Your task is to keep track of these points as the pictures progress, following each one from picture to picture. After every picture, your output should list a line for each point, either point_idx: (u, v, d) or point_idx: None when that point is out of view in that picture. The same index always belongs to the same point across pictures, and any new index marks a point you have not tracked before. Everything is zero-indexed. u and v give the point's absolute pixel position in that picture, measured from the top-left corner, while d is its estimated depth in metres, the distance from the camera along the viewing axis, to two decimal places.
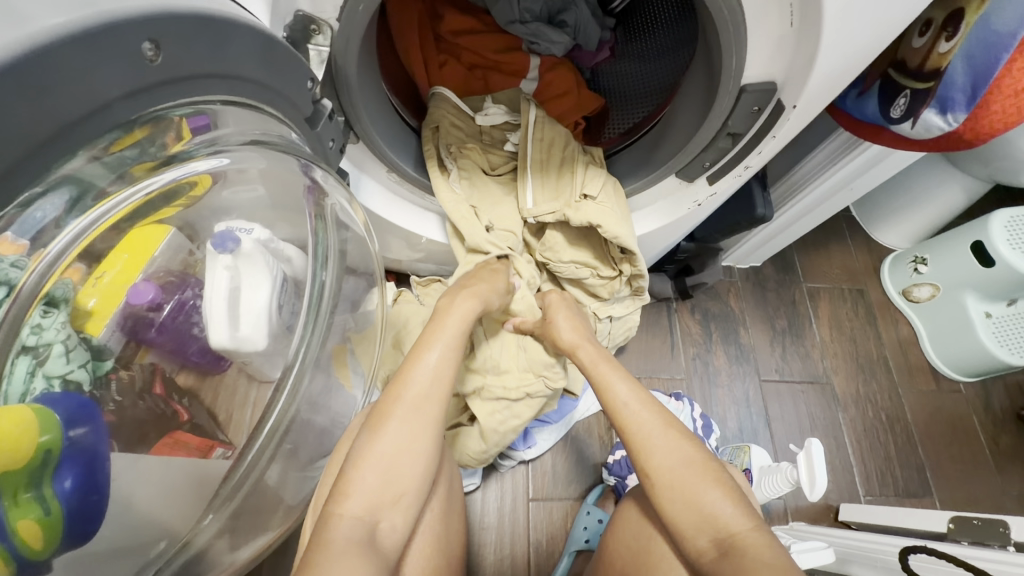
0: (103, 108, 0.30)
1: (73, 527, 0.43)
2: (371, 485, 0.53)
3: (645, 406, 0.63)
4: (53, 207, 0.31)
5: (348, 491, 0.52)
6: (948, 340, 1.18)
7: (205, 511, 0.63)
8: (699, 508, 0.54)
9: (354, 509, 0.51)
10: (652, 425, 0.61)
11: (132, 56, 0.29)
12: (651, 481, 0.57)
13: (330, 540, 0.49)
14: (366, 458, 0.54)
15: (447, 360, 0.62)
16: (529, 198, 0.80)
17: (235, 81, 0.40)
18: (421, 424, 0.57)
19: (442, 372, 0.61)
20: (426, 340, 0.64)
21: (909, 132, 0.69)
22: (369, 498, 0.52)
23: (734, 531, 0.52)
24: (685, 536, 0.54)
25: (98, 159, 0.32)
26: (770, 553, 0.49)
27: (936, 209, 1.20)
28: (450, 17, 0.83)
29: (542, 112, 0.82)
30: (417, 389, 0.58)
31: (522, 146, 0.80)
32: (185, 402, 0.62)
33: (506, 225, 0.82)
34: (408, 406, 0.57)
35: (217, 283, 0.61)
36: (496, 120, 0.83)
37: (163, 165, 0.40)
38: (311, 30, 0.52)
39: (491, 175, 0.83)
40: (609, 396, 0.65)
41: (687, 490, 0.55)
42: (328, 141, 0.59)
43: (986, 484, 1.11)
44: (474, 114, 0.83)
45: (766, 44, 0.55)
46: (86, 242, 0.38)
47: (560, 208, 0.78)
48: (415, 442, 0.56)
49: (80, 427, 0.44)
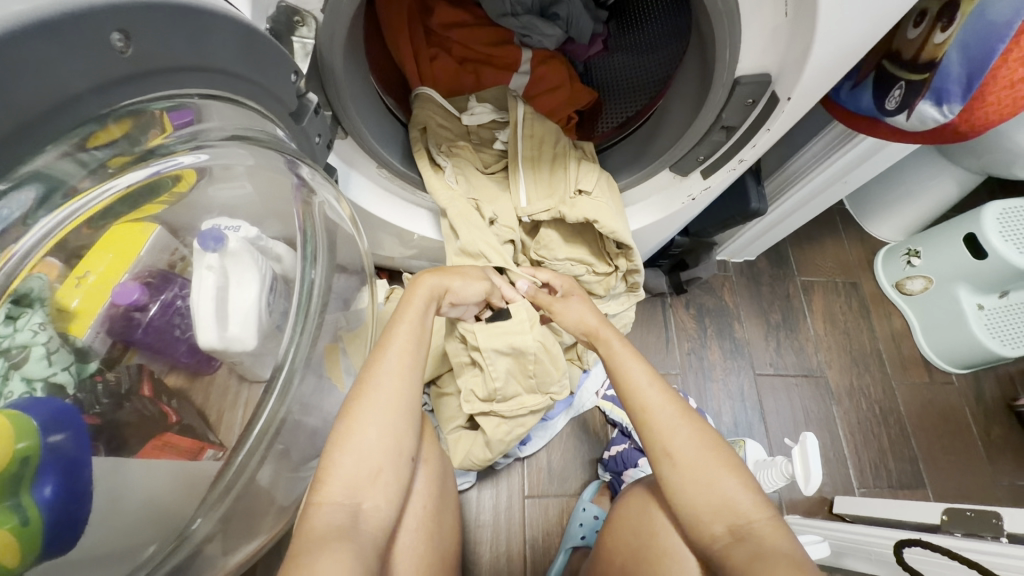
0: (74, 100, 0.28)
1: (55, 534, 0.42)
2: (348, 468, 0.52)
3: (664, 390, 0.61)
4: (20, 204, 0.30)
5: (333, 468, 0.52)
6: (941, 332, 1.18)
7: (195, 513, 0.60)
8: (718, 495, 0.54)
9: (337, 485, 0.51)
10: (670, 412, 0.59)
11: (100, 48, 0.28)
12: (673, 460, 0.56)
13: (316, 526, 0.48)
14: (352, 442, 0.53)
15: (411, 338, 0.60)
16: (523, 196, 0.78)
17: (215, 75, 0.38)
18: (395, 398, 0.56)
19: (405, 349, 0.59)
20: (394, 320, 0.62)
21: (904, 124, 0.68)
22: (348, 480, 0.51)
23: (753, 519, 0.52)
24: (700, 522, 0.54)
25: (72, 154, 0.31)
26: (786, 541, 0.50)
27: (929, 202, 1.20)
28: (440, 10, 0.81)
29: (530, 108, 0.80)
30: (390, 364, 0.58)
31: (511, 143, 0.78)
32: (174, 404, 0.61)
33: (508, 221, 0.79)
34: (387, 395, 0.56)
35: (204, 284, 0.61)
36: (483, 119, 0.80)
37: (141, 160, 0.39)
38: (296, 22, 0.51)
39: (484, 174, 0.81)
40: (623, 375, 0.63)
41: (705, 477, 0.55)
42: (315, 136, 0.57)
43: (978, 474, 1.12)
44: (460, 113, 0.81)
45: (761, 35, 0.54)
46: (58, 239, 0.37)
47: (554, 205, 0.77)
48: (389, 423, 0.55)
49: (59, 432, 0.43)
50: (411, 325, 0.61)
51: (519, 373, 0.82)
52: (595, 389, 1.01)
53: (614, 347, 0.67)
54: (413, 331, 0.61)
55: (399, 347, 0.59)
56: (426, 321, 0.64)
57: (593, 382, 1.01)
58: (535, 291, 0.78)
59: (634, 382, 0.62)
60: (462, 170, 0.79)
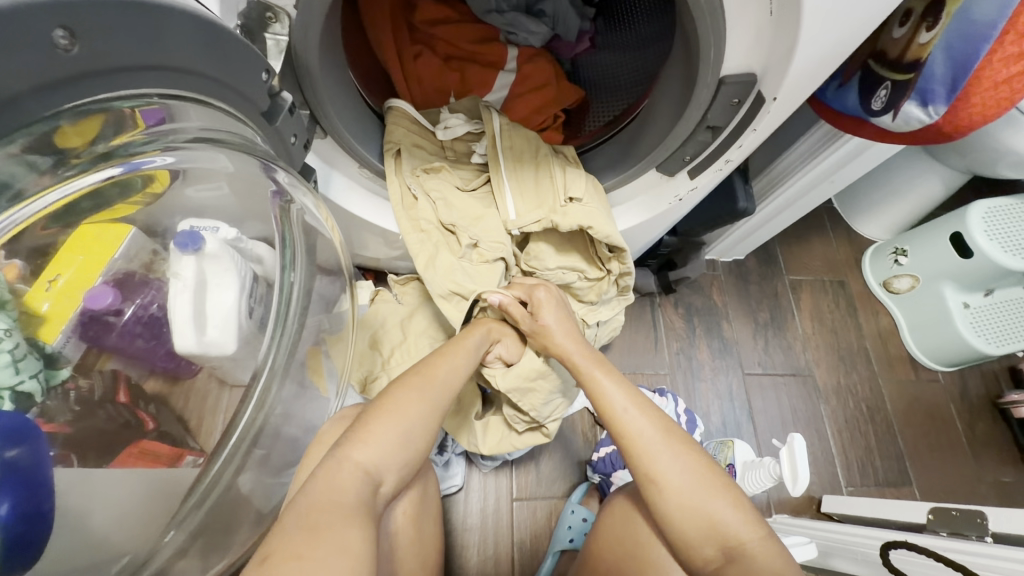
0: (14, 101, 0.27)
1: (15, 546, 0.41)
2: (388, 440, 0.54)
3: (644, 412, 0.60)
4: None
5: (365, 437, 0.53)
6: (927, 330, 1.19)
7: (166, 528, 0.59)
8: (708, 517, 0.53)
9: (359, 458, 0.52)
10: (653, 436, 0.58)
11: (38, 46, 0.26)
12: (659, 486, 0.55)
13: (328, 499, 0.46)
14: (381, 428, 0.54)
15: (449, 379, 0.63)
16: (512, 209, 0.76)
17: (178, 75, 0.37)
18: (416, 403, 0.58)
19: (446, 389, 0.62)
20: (424, 366, 0.63)
21: (890, 125, 0.68)
22: (384, 453, 0.53)
23: (745, 540, 0.52)
24: (692, 547, 0.53)
25: (20, 156, 0.30)
26: (780, 559, 0.51)
27: (916, 201, 1.20)
28: (424, 7, 0.80)
29: (506, 119, 0.78)
30: (418, 388, 0.60)
31: (491, 156, 0.76)
32: (152, 410, 0.59)
33: (494, 238, 0.77)
34: (413, 405, 0.58)
35: (180, 289, 0.59)
36: (457, 132, 0.78)
37: (102, 162, 0.37)
38: (268, 18, 0.49)
39: (466, 192, 0.78)
40: (603, 401, 0.63)
41: (694, 500, 0.54)
42: (290, 137, 0.56)
43: (963, 471, 1.13)
44: (434, 127, 0.78)
45: (745, 35, 0.53)
46: (12, 237, 0.35)
47: (545, 216, 0.74)
48: (412, 422, 0.57)
49: (15, 447, 0.41)
50: (451, 368, 0.65)
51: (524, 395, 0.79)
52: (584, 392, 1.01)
53: (591, 375, 0.67)
54: (453, 378, 0.64)
55: (439, 382, 0.62)
56: (471, 365, 0.68)
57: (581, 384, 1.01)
58: (508, 301, 0.75)
59: (613, 405, 0.62)
60: (441, 193, 0.76)
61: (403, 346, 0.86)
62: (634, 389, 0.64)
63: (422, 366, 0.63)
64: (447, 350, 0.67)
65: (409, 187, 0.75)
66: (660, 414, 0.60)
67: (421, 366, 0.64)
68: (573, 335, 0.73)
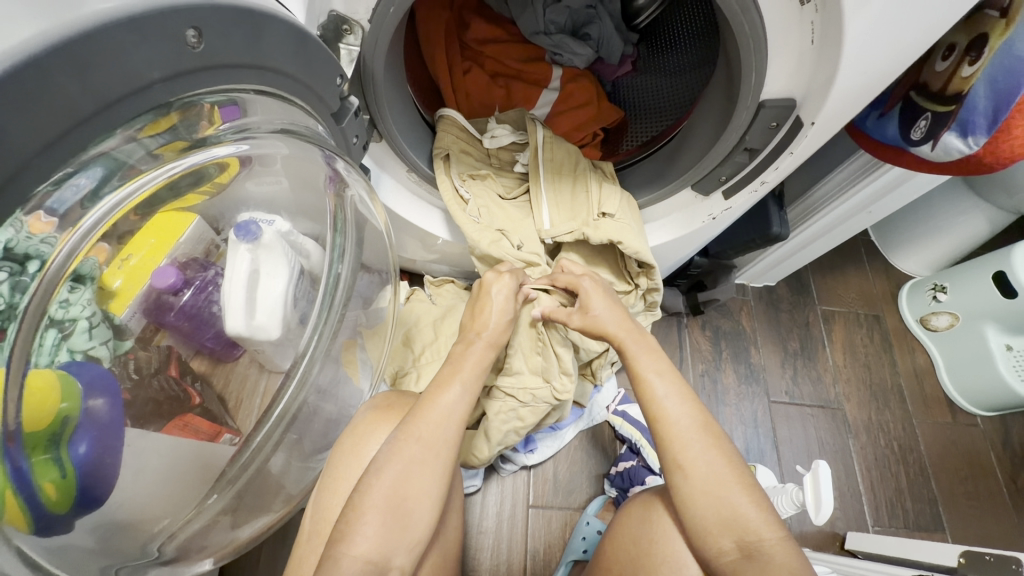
0: (145, 88, 0.32)
1: (87, 492, 0.45)
2: (366, 541, 0.51)
3: (683, 401, 0.60)
4: (80, 188, 0.33)
5: (351, 538, 0.51)
6: (967, 371, 1.15)
7: (210, 490, 0.64)
8: (729, 509, 0.54)
9: (360, 549, 0.50)
10: (689, 426, 0.59)
11: (175, 42, 0.31)
12: (685, 472, 0.56)
13: None
14: (372, 498, 0.53)
15: (434, 429, 0.57)
16: (546, 218, 0.79)
17: (269, 73, 0.41)
18: (405, 476, 0.54)
19: (428, 450, 0.56)
20: (417, 418, 0.58)
21: (929, 154, 0.69)
22: (373, 549, 0.51)
23: (764, 537, 0.53)
24: (710, 536, 0.54)
25: (134, 139, 0.34)
26: (796, 561, 0.51)
27: (958, 237, 1.18)
28: (477, 26, 0.85)
29: (549, 132, 0.81)
30: (408, 458, 0.55)
31: (533, 166, 0.79)
32: (198, 386, 0.63)
33: (534, 248, 0.80)
34: (384, 489, 0.53)
35: (237, 268, 0.62)
36: (503, 141, 0.81)
37: (192, 148, 0.41)
38: (343, 30, 0.54)
39: (507, 200, 0.82)
40: (643, 384, 0.63)
41: (719, 494, 0.55)
42: (352, 137, 0.60)
43: (1003, 523, 1.07)
44: (481, 136, 0.82)
45: (787, 60, 0.55)
46: (109, 223, 0.40)
47: (578, 227, 0.77)
48: (399, 487, 0.53)
49: (98, 397, 0.45)
50: (447, 405, 0.60)
51: (528, 347, 0.81)
52: (607, 403, 1.03)
53: (634, 357, 0.66)
54: (433, 443, 0.57)
55: (428, 436, 0.57)
56: (474, 400, 0.63)
57: (605, 397, 1.03)
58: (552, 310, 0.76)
59: (654, 391, 0.62)
60: (484, 199, 0.79)
61: (434, 344, 0.88)
62: (675, 376, 0.63)
63: (412, 413, 0.59)
64: (447, 381, 0.62)
65: (457, 190, 0.77)
66: (700, 408, 0.61)
67: (415, 410, 0.59)
68: (625, 318, 0.71)
